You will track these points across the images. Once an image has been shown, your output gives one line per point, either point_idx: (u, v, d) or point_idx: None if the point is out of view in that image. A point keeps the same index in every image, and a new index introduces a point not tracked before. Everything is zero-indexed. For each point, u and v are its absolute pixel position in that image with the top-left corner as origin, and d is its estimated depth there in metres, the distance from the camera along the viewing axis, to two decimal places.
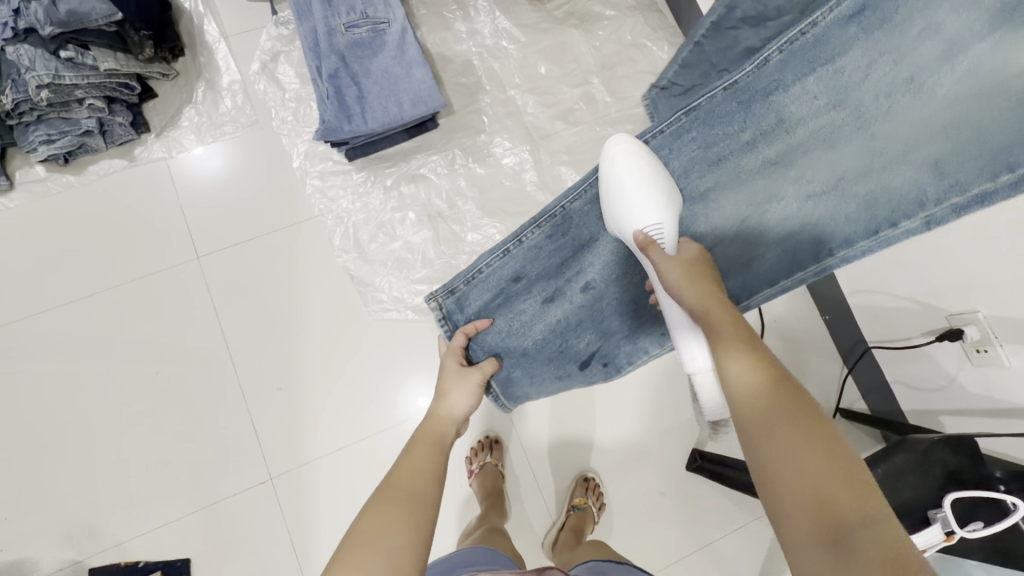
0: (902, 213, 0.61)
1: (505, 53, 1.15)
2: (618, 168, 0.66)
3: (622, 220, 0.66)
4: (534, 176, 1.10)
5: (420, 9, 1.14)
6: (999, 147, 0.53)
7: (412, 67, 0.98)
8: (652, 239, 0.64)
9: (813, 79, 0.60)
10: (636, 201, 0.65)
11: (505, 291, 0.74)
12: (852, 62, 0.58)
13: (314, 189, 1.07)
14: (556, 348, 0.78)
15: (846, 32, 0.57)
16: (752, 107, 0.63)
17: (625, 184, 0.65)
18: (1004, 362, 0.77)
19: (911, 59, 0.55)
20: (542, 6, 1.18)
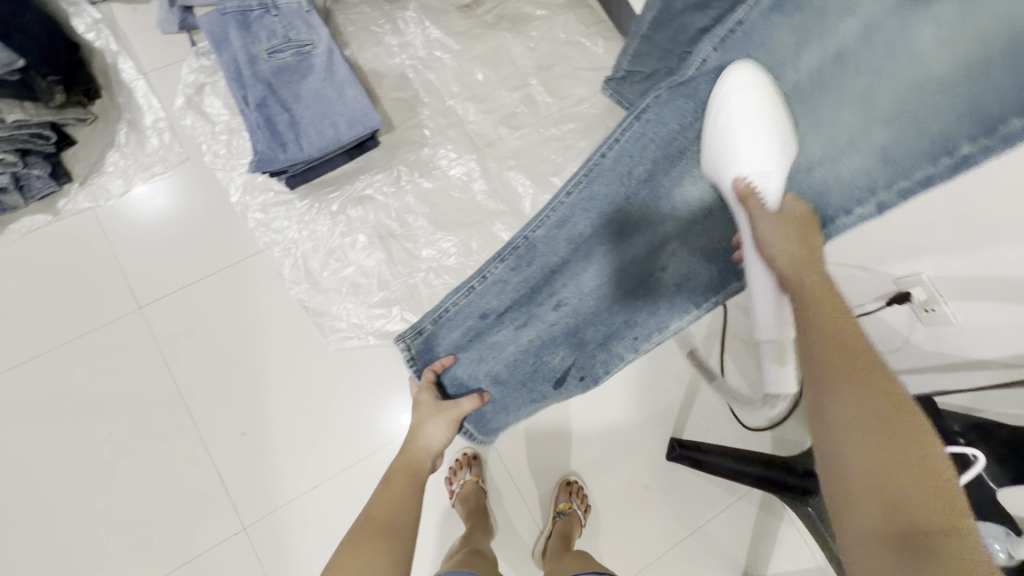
0: (855, 200, 0.65)
1: (440, 63, 1.13)
2: (730, 99, 0.60)
3: (726, 163, 0.63)
4: (484, 185, 1.09)
5: (347, 27, 1.12)
6: (944, 135, 0.60)
7: (344, 88, 0.95)
8: (754, 188, 0.62)
9: (752, 67, 0.62)
10: (746, 139, 0.61)
11: (476, 328, 0.70)
12: (783, 46, 0.61)
13: (257, 222, 1.03)
14: (531, 370, 0.74)
15: (770, 21, 0.60)
16: (701, 99, 0.63)
17: (731, 125, 0.61)
18: (951, 319, 0.80)
19: (833, 35, 0.60)
20: (472, 12, 1.16)
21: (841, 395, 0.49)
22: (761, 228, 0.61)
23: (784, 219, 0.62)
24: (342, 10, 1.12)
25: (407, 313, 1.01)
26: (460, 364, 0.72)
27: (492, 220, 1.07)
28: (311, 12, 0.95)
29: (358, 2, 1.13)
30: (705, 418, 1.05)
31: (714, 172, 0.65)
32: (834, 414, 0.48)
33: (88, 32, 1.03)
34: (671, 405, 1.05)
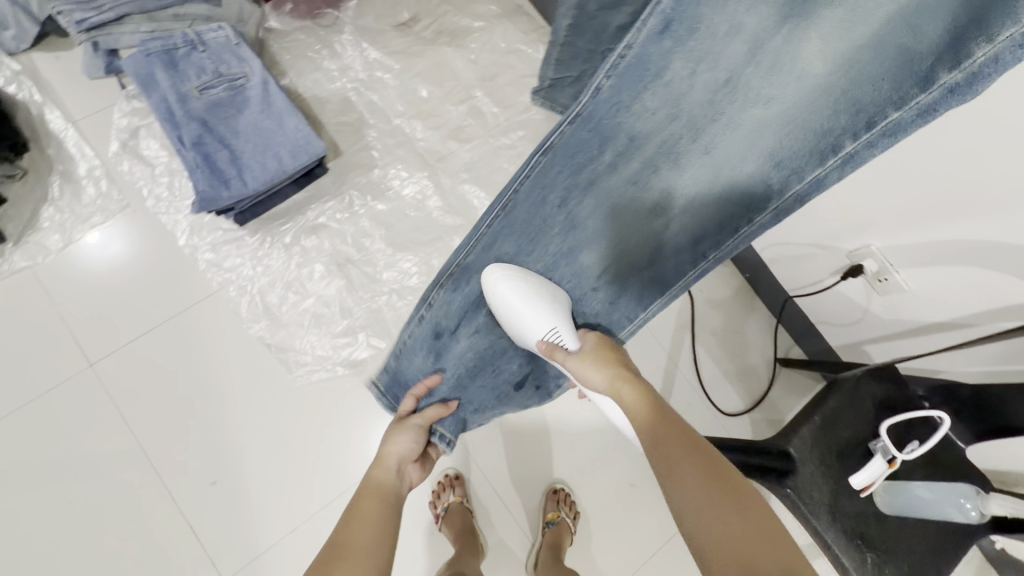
0: (757, 206, 0.62)
1: (382, 83, 1.12)
2: (499, 286, 0.65)
3: (523, 333, 0.65)
4: (439, 201, 1.08)
5: (283, 55, 1.10)
6: (830, 132, 0.56)
7: (283, 118, 0.93)
8: (552, 344, 0.64)
9: (649, 94, 0.61)
10: (527, 316, 0.64)
11: (436, 350, 0.71)
12: (676, 73, 0.60)
13: (207, 263, 1.00)
14: (490, 377, 0.72)
15: (662, 47, 0.59)
16: (603, 128, 0.63)
17: (511, 308, 0.65)
18: (904, 287, 0.82)
19: (720, 58, 0.58)
20: (409, 30, 1.16)
21: (672, 468, 0.53)
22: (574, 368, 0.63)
23: (591, 357, 0.64)
24: (276, 39, 1.11)
25: (373, 339, 0.99)
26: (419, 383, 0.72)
27: (450, 235, 1.06)
28: (240, 45, 0.94)
29: (291, 29, 1.11)
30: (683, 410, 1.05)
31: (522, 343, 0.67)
32: (679, 505, 0.50)
33: (10, 86, 0.99)
34: None
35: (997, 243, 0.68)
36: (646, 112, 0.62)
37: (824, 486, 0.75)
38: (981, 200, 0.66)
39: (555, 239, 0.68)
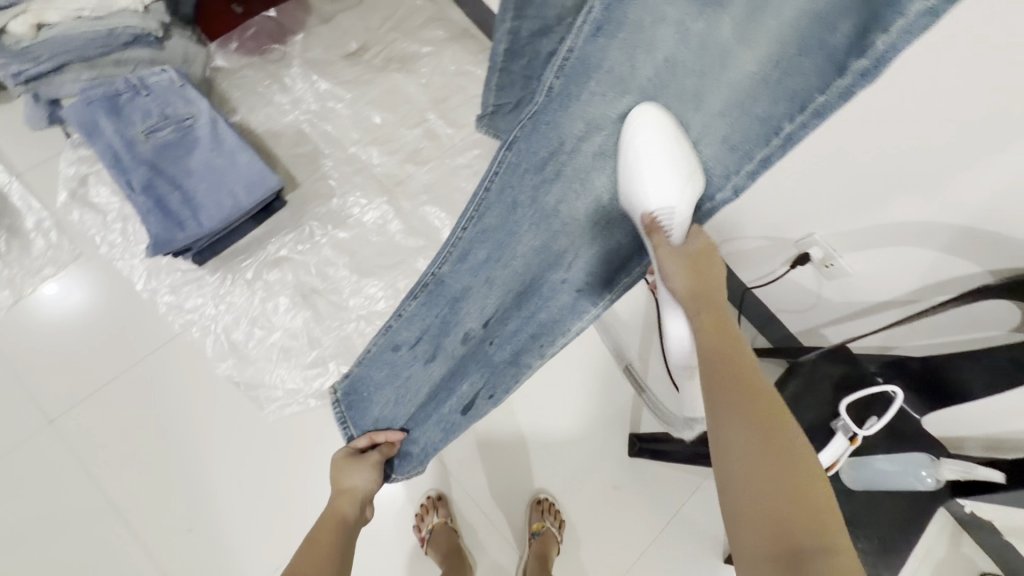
0: (714, 187, 0.61)
1: (335, 113, 1.13)
2: (636, 136, 0.58)
3: (639, 200, 0.60)
4: (401, 224, 1.09)
5: (233, 92, 1.10)
6: (769, 116, 0.56)
7: (235, 155, 0.93)
8: (658, 223, 0.60)
9: (595, 85, 0.57)
10: (651, 177, 0.58)
11: (394, 368, 0.68)
12: (618, 60, 0.56)
13: (168, 305, 0.98)
14: (440, 405, 0.72)
15: (597, 45, 0.54)
16: (559, 120, 0.57)
17: (637, 169, 0.59)
18: (849, 270, 0.87)
19: (657, 44, 0.55)
20: (358, 59, 1.17)
21: (727, 413, 0.52)
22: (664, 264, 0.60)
23: (687, 256, 0.61)
24: (224, 77, 1.11)
25: (344, 367, 0.98)
26: (380, 414, 0.70)
27: (414, 257, 1.06)
28: (186, 85, 0.94)
29: (239, 66, 1.12)
30: None
31: (623, 207, 0.63)
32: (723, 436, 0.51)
33: None
34: (623, 401, 1.07)
35: (923, 222, 0.73)
36: (590, 100, 0.58)
37: None
38: (904, 182, 0.71)
39: (526, 241, 0.64)
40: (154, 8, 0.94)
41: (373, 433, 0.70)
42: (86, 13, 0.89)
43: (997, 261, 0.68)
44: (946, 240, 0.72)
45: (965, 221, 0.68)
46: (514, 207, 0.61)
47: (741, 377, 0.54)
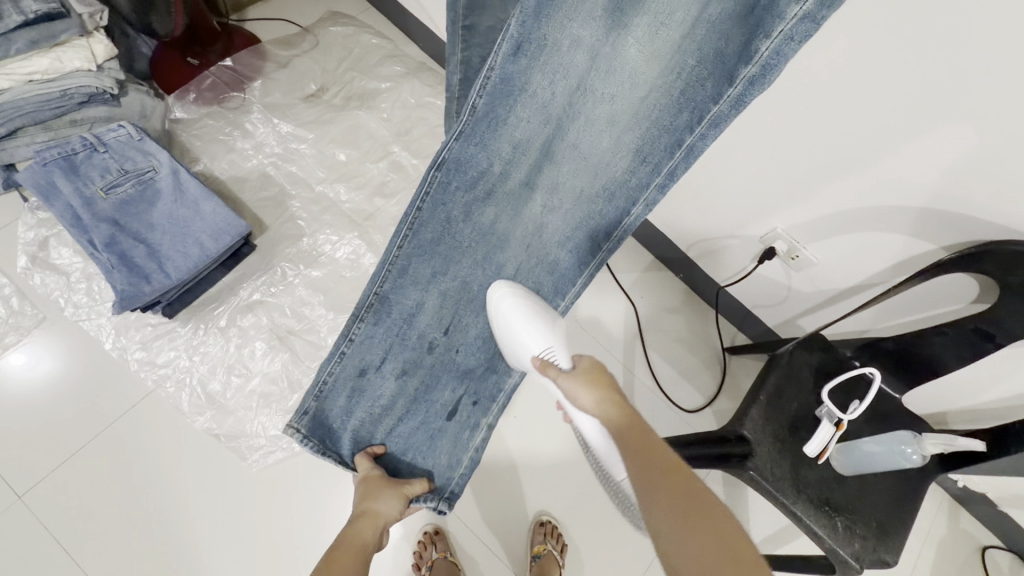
0: (630, 199, 0.62)
1: (299, 154, 1.14)
2: (500, 305, 0.64)
3: (522, 354, 0.65)
4: (374, 257, 1.08)
5: (194, 142, 1.10)
6: (675, 126, 0.56)
7: (199, 204, 0.92)
8: (547, 362, 0.64)
9: (518, 107, 0.58)
10: (522, 329, 0.64)
11: (361, 389, 0.65)
12: (537, 83, 0.57)
13: (139, 362, 0.95)
14: (420, 415, 0.68)
15: (518, 66, 0.55)
16: (486, 139, 0.59)
17: (512, 331, 0.64)
18: (814, 259, 0.89)
19: (571, 66, 0.56)
20: (318, 100, 1.19)
21: (653, 506, 0.52)
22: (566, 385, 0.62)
23: (582, 376, 0.63)
24: (184, 128, 1.11)
25: None
26: (358, 433, 0.66)
27: None
28: (144, 139, 0.93)
29: (199, 116, 1.12)
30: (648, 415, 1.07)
31: (513, 361, 0.67)
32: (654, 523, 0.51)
33: None
34: None
35: (875, 206, 0.76)
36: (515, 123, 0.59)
37: (783, 460, 0.78)
38: (852, 168, 0.74)
39: (472, 253, 0.66)
40: (108, 66, 0.95)
41: (374, 446, 0.66)
42: (37, 76, 0.88)
43: (948, 236, 0.72)
44: (899, 221, 0.75)
45: (915, 201, 0.71)
46: (455, 225, 0.63)
47: (667, 476, 0.53)
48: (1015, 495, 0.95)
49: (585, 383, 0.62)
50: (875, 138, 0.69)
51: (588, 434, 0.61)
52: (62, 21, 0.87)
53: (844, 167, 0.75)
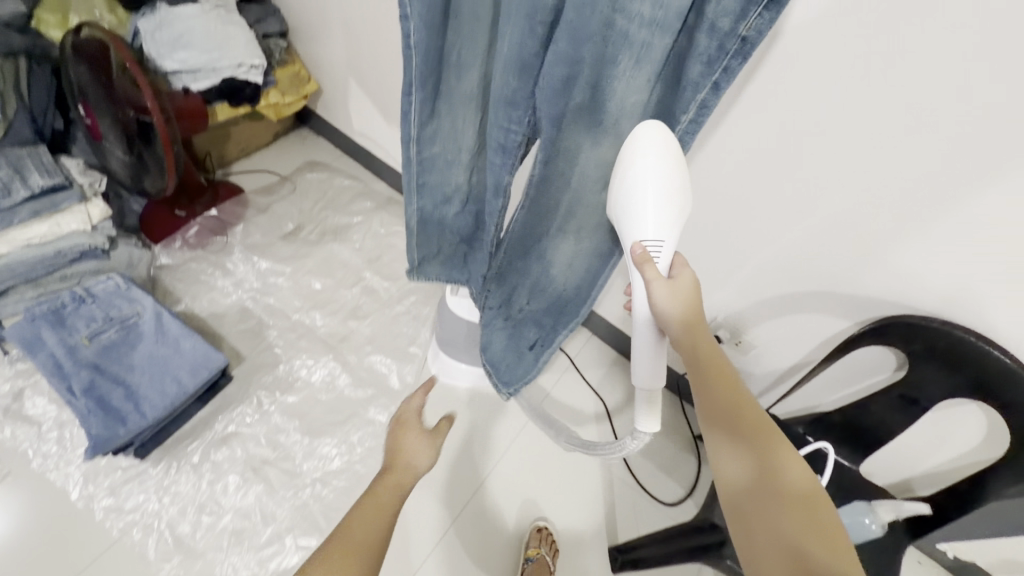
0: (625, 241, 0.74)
1: (277, 287, 1.22)
2: (629, 171, 0.57)
3: (630, 227, 0.59)
4: (348, 378, 1.13)
5: (177, 284, 1.18)
6: None
7: (179, 342, 0.97)
8: (649, 254, 0.59)
9: (556, 189, 0.69)
10: (648, 211, 0.58)
11: (492, 327, 0.89)
12: (557, 171, 0.67)
13: (105, 510, 0.93)
14: (513, 344, 0.89)
15: (548, 170, 0.66)
16: (540, 200, 0.70)
17: (630, 202, 0.58)
18: (755, 343, 0.98)
19: (575, 163, 0.66)
20: (296, 236, 1.31)
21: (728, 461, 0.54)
22: (655, 294, 0.58)
23: (676, 291, 0.59)
24: (168, 272, 1.19)
25: (303, 538, 0.94)
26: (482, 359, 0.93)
27: (365, 407, 1.09)
28: (130, 288, 0.98)
29: (182, 261, 1.21)
30: (629, 511, 1.07)
31: (619, 234, 0.62)
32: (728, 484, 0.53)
33: None
34: (594, 514, 1.06)
35: (794, 293, 0.87)
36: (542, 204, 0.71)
37: None
38: (766, 263, 0.86)
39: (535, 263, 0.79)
40: (101, 226, 1.03)
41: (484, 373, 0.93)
42: (34, 241, 0.96)
43: (856, 314, 0.82)
44: (814, 304, 0.86)
45: (819, 286, 0.83)
46: (510, 246, 0.78)
47: (745, 442, 0.53)
48: (1001, 560, 0.95)
49: (681, 315, 0.58)
50: (768, 236, 0.83)
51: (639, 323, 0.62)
52: (64, 192, 0.97)
53: (756, 263, 0.88)
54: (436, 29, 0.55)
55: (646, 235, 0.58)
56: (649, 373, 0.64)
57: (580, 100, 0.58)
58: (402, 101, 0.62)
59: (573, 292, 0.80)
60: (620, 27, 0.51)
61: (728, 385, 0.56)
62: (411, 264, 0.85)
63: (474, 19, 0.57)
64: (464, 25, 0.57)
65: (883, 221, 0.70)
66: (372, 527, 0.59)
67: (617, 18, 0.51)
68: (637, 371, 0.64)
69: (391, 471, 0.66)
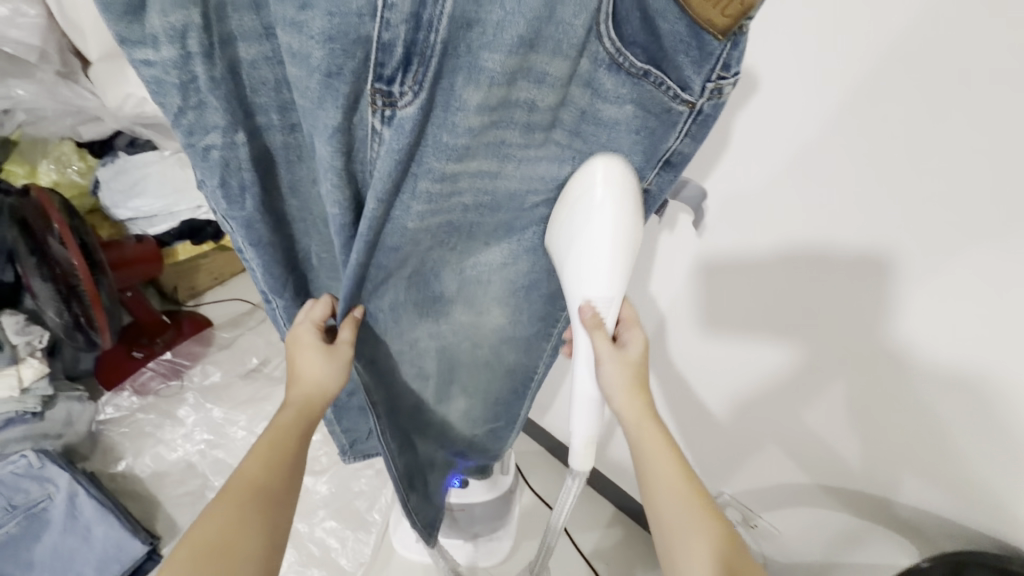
0: (534, 356, 0.62)
1: (230, 437, 1.10)
2: (575, 217, 0.41)
3: (575, 277, 0.43)
4: (293, 557, 0.96)
5: (121, 439, 1.08)
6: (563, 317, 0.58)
7: (90, 529, 0.87)
8: (600, 317, 0.45)
9: (446, 335, 0.58)
10: (592, 261, 0.42)
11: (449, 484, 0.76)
12: (454, 323, 0.57)
13: None
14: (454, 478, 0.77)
15: (435, 320, 0.56)
16: (446, 347, 0.60)
17: (576, 254, 0.43)
18: (775, 529, 0.82)
19: (460, 310, 0.56)
20: (259, 373, 1.20)
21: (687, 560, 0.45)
22: (604, 374, 0.47)
23: (628, 367, 0.47)
24: (112, 427, 1.09)
25: None
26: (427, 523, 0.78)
27: None
28: (45, 464, 0.88)
29: (129, 412, 1.11)
30: None
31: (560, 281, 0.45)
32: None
33: None
34: None
35: (790, 469, 0.75)
36: (407, 373, 0.61)
37: None
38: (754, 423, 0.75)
39: (463, 389, 0.65)
40: (35, 387, 0.96)
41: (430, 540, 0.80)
42: None
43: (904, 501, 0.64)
44: (840, 499, 0.72)
45: (819, 479, 0.72)
46: (456, 376, 0.64)
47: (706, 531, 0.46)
48: None
49: (629, 388, 0.48)
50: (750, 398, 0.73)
51: (581, 389, 0.49)
52: None
53: (760, 427, 0.75)
54: (275, 242, 0.47)
55: (598, 294, 0.43)
56: (587, 422, 0.49)
57: (447, 259, 0.51)
58: (267, 308, 0.54)
59: (517, 396, 0.66)
60: (455, 219, 0.46)
61: (677, 461, 0.48)
62: (342, 445, 0.72)
63: (323, 220, 0.48)
64: (311, 228, 0.49)
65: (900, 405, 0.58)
66: (274, 460, 0.49)
67: (451, 215, 0.45)
68: (573, 421, 0.50)
69: (293, 391, 0.53)
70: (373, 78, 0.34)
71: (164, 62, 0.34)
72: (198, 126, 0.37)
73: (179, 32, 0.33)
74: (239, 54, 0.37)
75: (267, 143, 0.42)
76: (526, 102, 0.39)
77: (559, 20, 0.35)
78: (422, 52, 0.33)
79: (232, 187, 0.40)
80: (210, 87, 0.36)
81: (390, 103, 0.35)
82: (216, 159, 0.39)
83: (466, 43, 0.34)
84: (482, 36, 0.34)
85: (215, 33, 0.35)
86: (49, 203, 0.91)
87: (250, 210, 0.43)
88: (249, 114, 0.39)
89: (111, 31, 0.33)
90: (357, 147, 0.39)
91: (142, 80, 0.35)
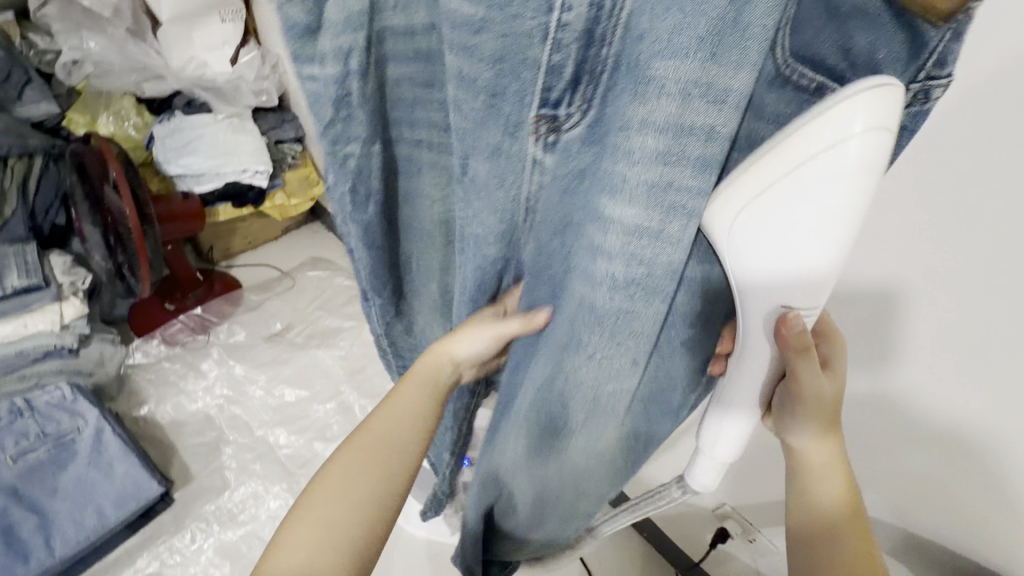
0: None
1: (248, 395, 1.13)
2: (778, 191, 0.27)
3: (761, 281, 0.31)
4: None
5: (146, 385, 1.13)
6: None
7: (112, 467, 0.91)
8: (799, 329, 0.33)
9: None
10: (789, 247, 0.29)
11: None
12: None
13: None
14: None
15: None
16: None
17: (780, 234, 0.29)
18: (772, 546, 0.76)
19: None
20: (282, 337, 1.23)
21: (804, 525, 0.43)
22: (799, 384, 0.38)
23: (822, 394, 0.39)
24: (139, 371, 1.14)
25: None
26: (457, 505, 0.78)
27: None
28: (77, 398, 0.95)
29: (157, 359, 1.16)
30: None
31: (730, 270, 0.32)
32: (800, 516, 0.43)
33: None
34: None
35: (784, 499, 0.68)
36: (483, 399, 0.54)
37: None
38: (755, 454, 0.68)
39: None
40: (74, 324, 1.01)
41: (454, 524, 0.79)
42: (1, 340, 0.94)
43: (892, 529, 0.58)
44: None
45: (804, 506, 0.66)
46: None
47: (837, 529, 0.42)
48: None
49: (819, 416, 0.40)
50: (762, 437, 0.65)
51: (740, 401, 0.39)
52: (38, 291, 0.96)
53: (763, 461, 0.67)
54: (386, 249, 0.43)
55: (807, 303, 0.31)
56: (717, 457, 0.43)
57: None
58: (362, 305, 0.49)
59: None
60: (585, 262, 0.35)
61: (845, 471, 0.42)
62: None
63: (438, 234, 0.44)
64: (420, 240, 0.44)
65: (949, 473, 0.49)
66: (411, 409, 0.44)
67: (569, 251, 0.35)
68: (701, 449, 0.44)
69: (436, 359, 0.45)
70: (537, 102, 0.27)
71: (327, 78, 0.32)
72: (342, 136, 0.35)
73: (343, 53, 0.31)
74: (387, 74, 0.34)
75: (396, 153, 0.38)
76: (704, 130, 0.26)
77: (745, 25, 0.23)
78: (593, 69, 0.26)
79: (360, 195, 0.38)
80: (361, 103, 0.33)
81: (555, 128, 0.28)
82: (352, 168, 0.36)
83: (636, 62, 0.25)
84: (653, 48, 0.24)
85: (373, 54, 0.32)
86: (109, 151, 0.95)
87: (371, 215, 0.40)
88: (386, 125, 0.36)
89: (286, 47, 0.31)
90: (510, 177, 0.30)
91: (302, 92, 0.33)
